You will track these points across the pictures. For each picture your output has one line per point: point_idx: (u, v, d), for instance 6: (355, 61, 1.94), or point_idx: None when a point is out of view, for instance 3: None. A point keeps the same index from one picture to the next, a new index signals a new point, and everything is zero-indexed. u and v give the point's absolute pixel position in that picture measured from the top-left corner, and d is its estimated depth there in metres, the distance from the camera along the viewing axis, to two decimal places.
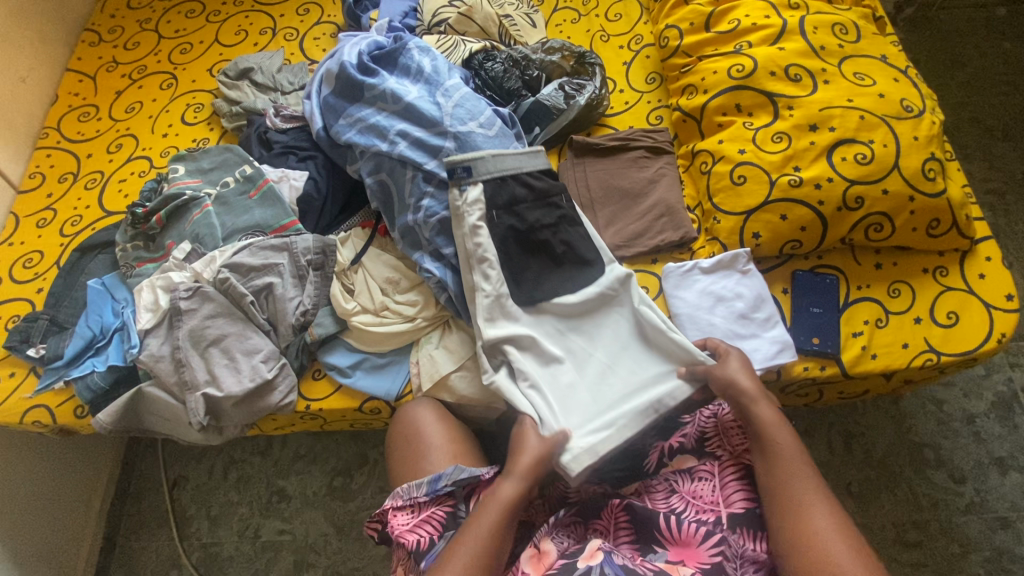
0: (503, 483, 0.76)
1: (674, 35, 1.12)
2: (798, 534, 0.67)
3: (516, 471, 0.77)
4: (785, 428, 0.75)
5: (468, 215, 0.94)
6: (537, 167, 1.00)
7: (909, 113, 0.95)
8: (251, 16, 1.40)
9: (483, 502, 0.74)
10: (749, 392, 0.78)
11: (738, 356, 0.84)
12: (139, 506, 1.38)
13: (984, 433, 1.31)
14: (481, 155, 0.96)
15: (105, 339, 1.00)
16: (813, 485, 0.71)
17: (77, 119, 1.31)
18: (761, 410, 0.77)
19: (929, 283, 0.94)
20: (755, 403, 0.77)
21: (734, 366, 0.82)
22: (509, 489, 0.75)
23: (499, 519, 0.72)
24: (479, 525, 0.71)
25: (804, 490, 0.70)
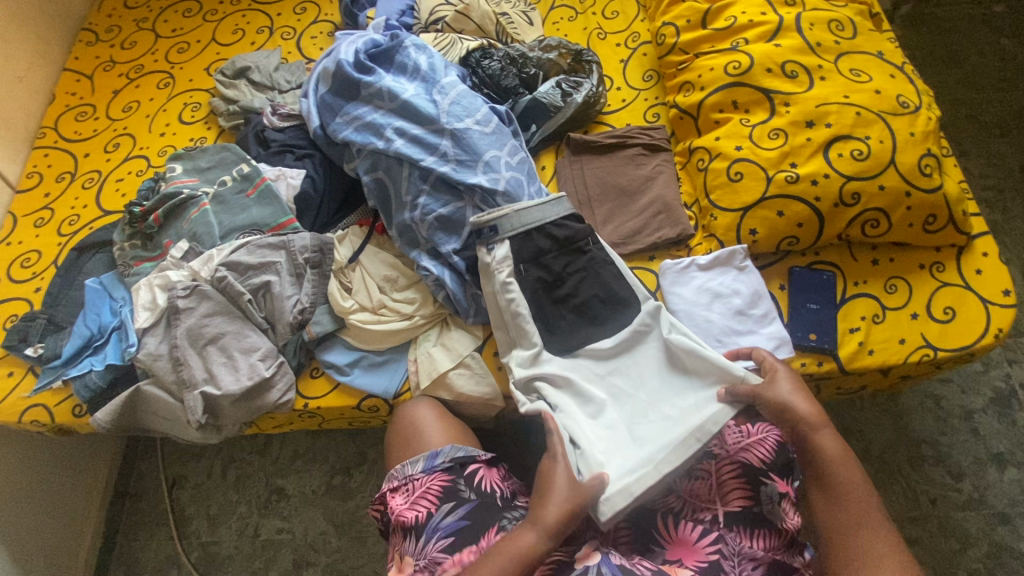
0: (524, 530, 0.70)
1: (671, 32, 1.12)
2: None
3: (537, 520, 0.70)
4: (847, 461, 0.72)
5: (498, 272, 0.94)
6: (561, 214, 0.98)
7: (905, 109, 0.96)
8: (248, 15, 1.40)
9: (501, 543, 0.70)
10: (810, 421, 0.74)
11: (790, 375, 0.78)
12: (139, 506, 1.39)
13: (983, 429, 1.31)
14: (506, 211, 0.95)
15: (102, 338, 1.00)
16: (877, 523, 0.68)
17: (75, 119, 1.31)
18: (823, 440, 0.73)
19: (926, 279, 0.94)
20: (818, 433, 0.73)
21: (784, 389, 0.77)
22: (529, 539, 0.69)
23: (511, 570, 0.67)
24: (486, 574, 0.67)
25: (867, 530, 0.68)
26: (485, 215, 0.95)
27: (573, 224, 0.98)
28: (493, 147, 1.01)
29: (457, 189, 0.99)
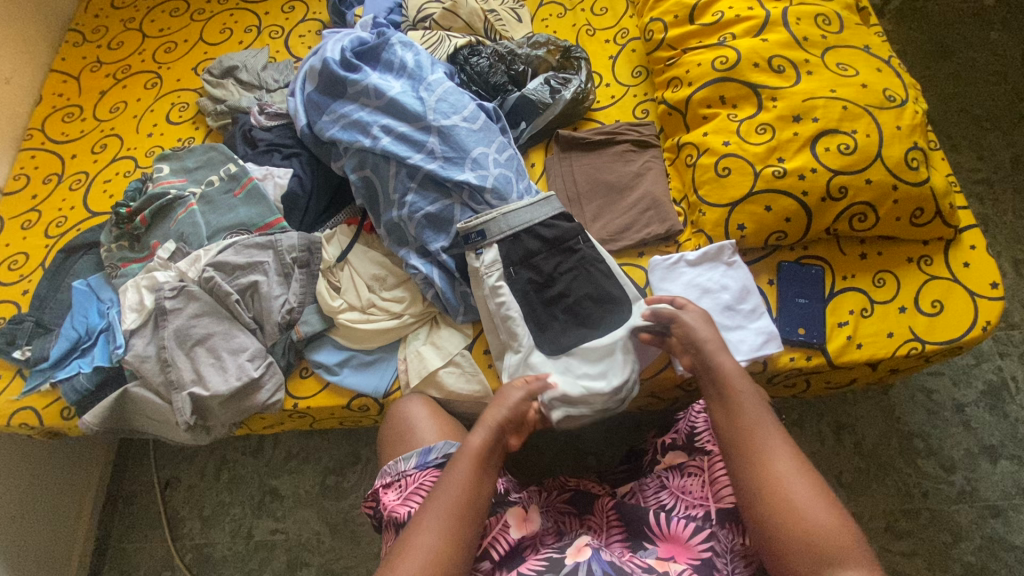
0: (471, 434, 0.75)
1: (659, 28, 1.12)
2: (763, 477, 0.66)
3: (482, 420, 0.76)
4: (743, 376, 0.76)
5: (488, 276, 0.95)
6: (549, 215, 0.98)
7: (892, 103, 0.96)
8: (236, 14, 1.39)
9: (455, 457, 0.73)
10: (710, 344, 0.80)
11: (695, 310, 0.85)
12: (132, 509, 1.38)
13: (975, 422, 1.31)
14: (493, 215, 0.96)
15: (90, 340, 1.00)
16: (773, 426, 0.71)
17: (62, 120, 1.30)
18: (723, 359, 0.78)
19: (914, 273, 0.94)
20: (718, 353, 0.78)
21: (694, 317, 0.84)
22: (478, 439, 0.74)
23: (472, 469, 0.71)
24: (455, 481, 0.70)
25: (767, 432, 0.69)
26: (472, 220, 0.95)
27: (562, 221, 0.98)
28: (480, 144, 1.00)
29: (445, 186, 0.98)
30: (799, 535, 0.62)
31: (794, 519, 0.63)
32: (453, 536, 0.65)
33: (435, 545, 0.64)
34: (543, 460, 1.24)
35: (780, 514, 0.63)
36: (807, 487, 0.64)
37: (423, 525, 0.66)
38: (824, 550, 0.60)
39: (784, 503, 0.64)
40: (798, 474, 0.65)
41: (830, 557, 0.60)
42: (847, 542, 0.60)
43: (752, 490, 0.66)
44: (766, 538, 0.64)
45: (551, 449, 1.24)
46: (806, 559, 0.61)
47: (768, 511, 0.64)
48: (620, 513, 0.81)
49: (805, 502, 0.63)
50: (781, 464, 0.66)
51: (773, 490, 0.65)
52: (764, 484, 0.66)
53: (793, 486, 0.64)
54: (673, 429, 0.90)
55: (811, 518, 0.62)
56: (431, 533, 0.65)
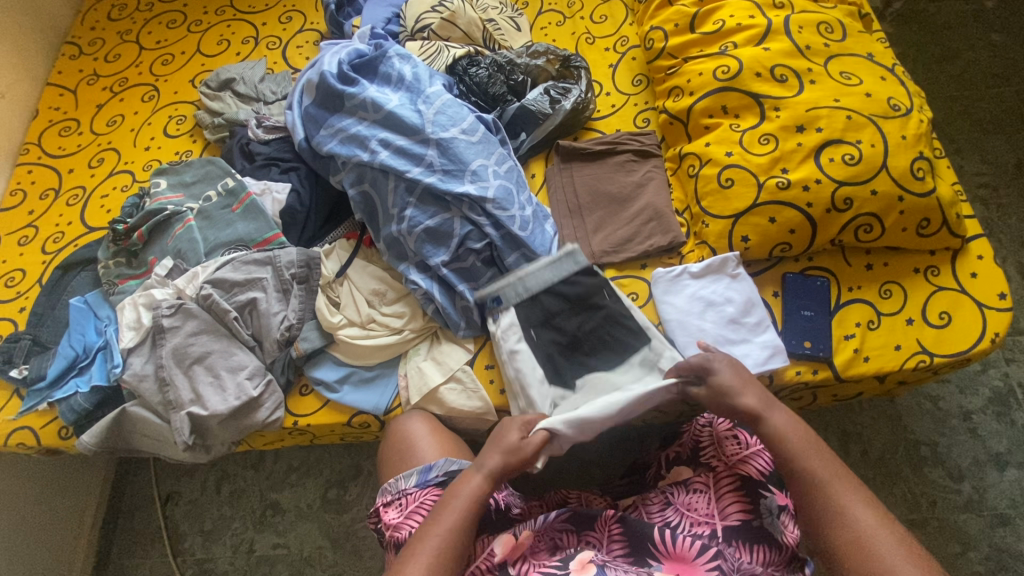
0: (472, 475, 0.75)
1: (659, 37, 1.11)
2: (846, 539, 0.66)
3: (487, 459, 0.76)
4: (802, 431, 0.74)
5: (504, 340, 0.93)
6: (564, 270, 0.97)
7: (897, 112, 0.94)
8: (233, 25, 1.39)
9: (450, 494, 0.73)
10: (760, 405, 0.76)
11: (729, 363, 0.80)
12: (132, 524, 1.37)
13: (982, 429, 1.30)
14: (508, 280, 0.96)
15: (88, 358, 0.98)
16: (850, 485, 0.69)
17: (58, 134, 1.29)
18: (778, 419, 0.75)
19: (921, 283, 0.93)
20: (771, 415, 0.75)
21: (729, 379, 0.79)
22: (478, 481, 0.74)
23: (467, 509, 0.72)
24: (446, 517, 0.71)
25: (843, 492, 0.68)
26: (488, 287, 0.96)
27: (580, 274, 0.97)
28: (480, 157, 0.99)
29: (444, 200, 0.97)
30: None
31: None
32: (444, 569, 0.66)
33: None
34: (546, 473, 1.22)
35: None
36: (890, 544, 0.64)
37: (415, 557, 0.67)
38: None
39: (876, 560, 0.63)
40: (882, 531, 0.65)
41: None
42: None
43: (837, 552, 0.66)
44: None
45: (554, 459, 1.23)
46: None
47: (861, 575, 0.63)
48: (624, 529, 0.79)
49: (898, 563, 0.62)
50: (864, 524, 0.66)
51: (859, 552, 0.64)
52: (851, 546, 0.65)
53: (879, 545, 0.64)
54: (678, 441, 0.92)
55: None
56: (421, 564, 0.66)
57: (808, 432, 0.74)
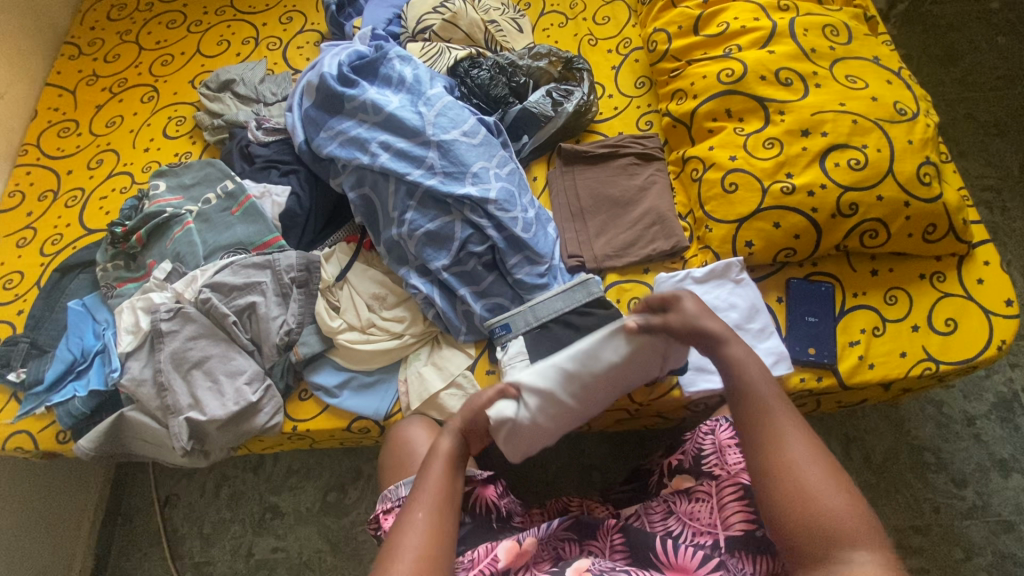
0: (441, 439, 0.74)
1: (662, 39, 1.10)
2: (775, 466, 0.61)
3: (450, 421, 0.75)
4: (755, 362, 0.69)
5: (511, 367, 0.92)
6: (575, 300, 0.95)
7: (903, 116, 0.93)
8: (233, 26, 1.38)
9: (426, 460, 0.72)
10: (718, 332, 0.70)
11: (692, 293, 0.73)
12: (130, 528, 1.36)
13: (986, 435, 1.29)
14: (519, 309, 0.95)
15: (86, 362, 0.98)
16: (793, 419, 0.64)
17: (57, 135, 1.28)
18: (733, 350, 0.69)
19: (927, 290, 0.92)
20: (728, 342, 0.69)
21: (692, 311, 0.71)
22: (448, 442, 0.73)
23: (445, 469, 0.71)
24: (430, 483, 0.69)
25: (783, 421, 0.64)
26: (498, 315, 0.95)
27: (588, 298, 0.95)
28: (481, 159, 0.98)
29: (445, 203, 0.96)
30: (821, 529, 0.57)
31: (813, 514, 0.57)
32: (439, 532, 0.64)
33: (425, 542, 0.63)
34: (546, 478, 1.22)
35: (795, 505, 0.58)
36: (820, 477, 0.59)
37: (409, 527, 0.65)
38: (842, 536, 0.56)
39: (805, 493, 0.58)
40: (816, 464, 0.60)
41: (847, 548, 0.55)
42: (867, 532, 0.56)
43: (766, 480, 0.61)
44: (783, 529, 0.59)
45: (555, 463, 1.23)
46: (820, 547, 0.56)
47: (785, 503, 0.59)
48: (625, 539, 0.80)
49: (828, 496, 0.58)
50: (798, 455, 0.61)
51: (788, 481, 0.60)
52: (780, 476, 0.60)
53: (811, 479, 0.59)
54: (680, 449, 0.91)
55: (832, 511, 0.57)
56: (416, 533, 0.64)
57: (762, 365, 0.69)
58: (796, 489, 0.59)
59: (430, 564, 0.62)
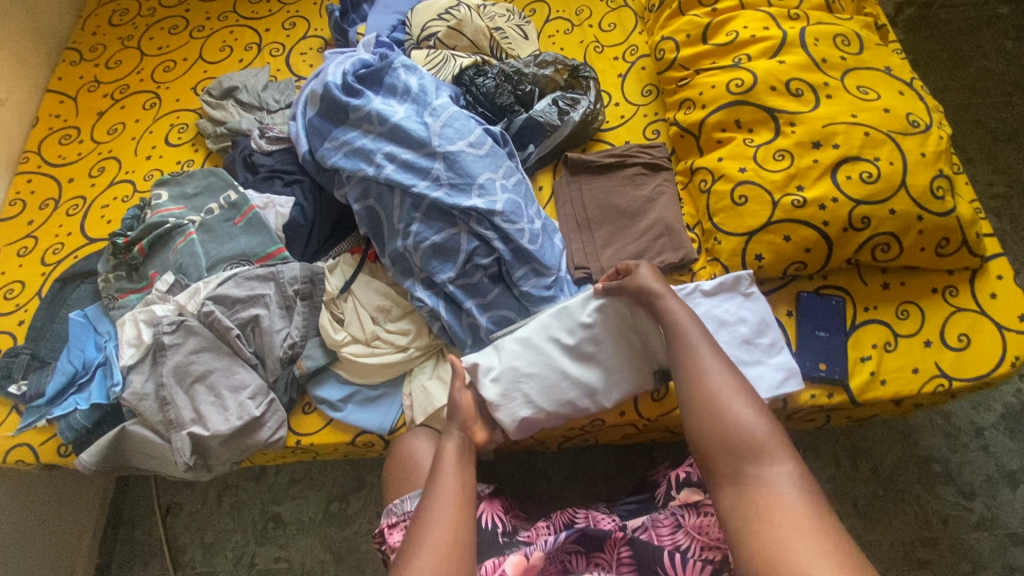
0: (447, 439, 0.80)
1: (670, 47, 1.09)
2: (696, 394, 0.71)
3: (452, 423, 0.82)
4: (690, 316, 0.80)
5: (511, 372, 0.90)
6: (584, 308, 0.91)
7: (916, 128, 0.92)
8: (235, 32, 1.36)
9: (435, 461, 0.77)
10: (660, 291, 0.83)
11: (648, 264, 0.87)
12: (131, 537, 1.35)
13: (994, 446, 1.28)
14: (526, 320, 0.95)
15: (87, 374, 0.97)
16: (716, 356, 0.74)
17: (58, 142, 1.27)
18: (670, 304, 0.81)
19: (939, 304, 0.91)
20: (667, 299, 0.81)
21: (642, 278, 0.85)
22: (454, 441, 0.79)
23: (455, 466, 0.76)
24: (442, 477, 0.74)
25: (706, 359, 0.74)
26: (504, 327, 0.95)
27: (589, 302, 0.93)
28: (487, 170, 0.97)
29: (450, 215, 0.95)
30: (730, 439, 0.66)
31: (725, 429, 0.67)
32: (457, 522, 0.68)
33: (445, 534, 0.67)
34: (551, 489, 1.20)
35: (712, 425, 0.68)
36: (734, 401, 0.69)
37: (428, 522, 0.68)
38: (750, 447, 0.65)
39: (718, 412, 0.68)
40: (732, 391, 0.70)
41: (754, 456, 0.64)
42: (774, 445, 0.65)
43: (689, 407, 0.71)
44: (702, 448, 0.68)
45: (560, 474, 1.22)
46: (731, 457, 0.65)
47: (703, 423, 0.69)
48: (633, 552, 0.78)
49: (740, 415, 0.67)
50: (718, 385, 0.71)
51: (706, 405, 0.70)
52: (700, 401, 0.70)
53: (725, 400, 0.69)
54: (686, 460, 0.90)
55: (741, 425, 0.67)
56: (436, 525, 0.68)
57: (696, 319, 0.79)
58: (712, 410, 0.69)
59: (455, 549, 0.65)
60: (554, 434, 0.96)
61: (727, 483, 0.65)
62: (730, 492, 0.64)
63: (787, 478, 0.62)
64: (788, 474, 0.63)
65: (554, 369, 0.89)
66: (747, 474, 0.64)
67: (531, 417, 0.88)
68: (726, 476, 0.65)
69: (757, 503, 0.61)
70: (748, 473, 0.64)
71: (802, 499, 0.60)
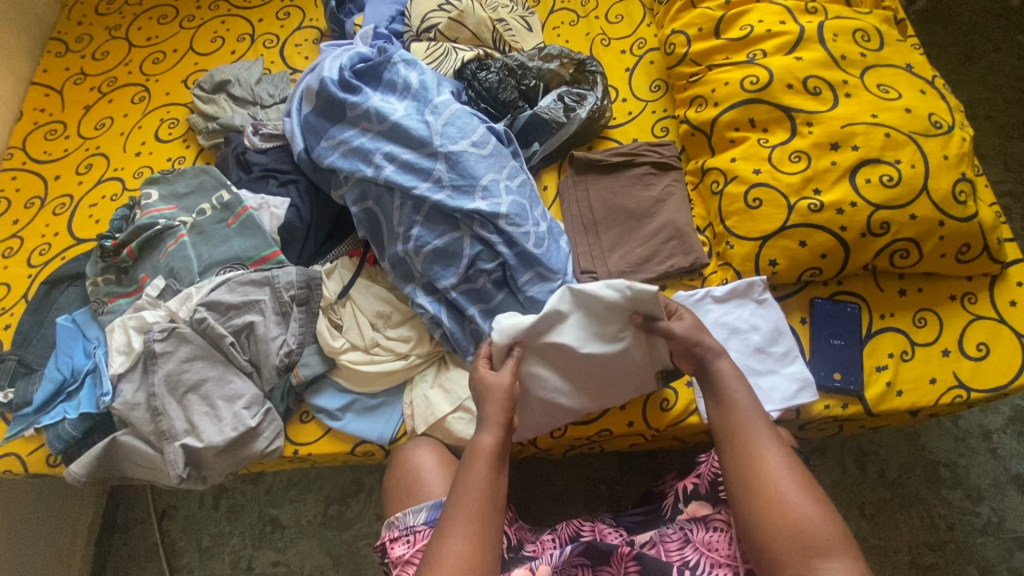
0: (482, 434, 0.70)
1: (681, 41, 1.04)
2: (753, 480, 0.66)
3: (490, 415, 0.72)
4: (741, 380, 0.73)
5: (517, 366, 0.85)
6: (597, 307, 0.83)
7: (938, 130, 0.88)
8: (227, 21, 1.31)
9: (466, 458, 0.69)
10: (711, 347, 0.75)
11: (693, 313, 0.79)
12: (126, 541, 1.32)
13: (1002, 450, 1.23)
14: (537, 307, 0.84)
15: (76, 382, 0.93)
16: (769, 431, 0.69)
17: (44, 137, 1.23)
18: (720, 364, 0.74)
19: (957, 312, 0.88)
20: (718, 358, 0.74)
21: (691, 326, 0.77)
22: (490, 439, 0.69)
23: (488, 470, 0.67)
24: (470, 481, 0.66)
25: (761, 437, 0.68)
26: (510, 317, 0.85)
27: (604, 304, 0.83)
28: (491, 171, 0.93)
29: (453, 218, 0.91)
30: (794, 532, 0.62)
31: (790, 521, 0.62)
32: (482, 540, 0.63)
33: (468, 548, 0.62)
34: (553, 492, 1.19)
35: (773, 516, 0.63)
36: (799, 489, 0.64)
37: (451, 531, 0.63)
38: (816, 544, 0.61)
39: (779, 499, 0.64)
40: (791, 477, 0.65)
41: (823, 552, 0.60)
42: (840, 541, 0.61)
43: (744, 492, 0.66)
44: (760, 540, 0.64)
45: (562, 477, 1.19)
46: (797, 552, 0.61)
47: (765, 512, 0.64)
48: (641, 565, 0.74)
49: (804, 506, 0.63)
50: (778, 470, 0.65)
51: (766, 492, 0.65)
52: (759, 488, 0.65)
53: (786, 487, 0.64)
54: (693, 471, 0.86)
55: (805, 518, 0.62)
56: (460, 537, 0.62)
57: (745, 382, 0.73)
58: (773, 497, 0.64)
59: (478, 572, 0.61)
60: (559, 444, 0.93)
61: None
62: None
63: None
64: (853, 573, 0.59)
65: (556, 368, 0.86)
66: (812, 572, 0.60)
67: (536, 411, 0.88)
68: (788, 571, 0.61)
69: None
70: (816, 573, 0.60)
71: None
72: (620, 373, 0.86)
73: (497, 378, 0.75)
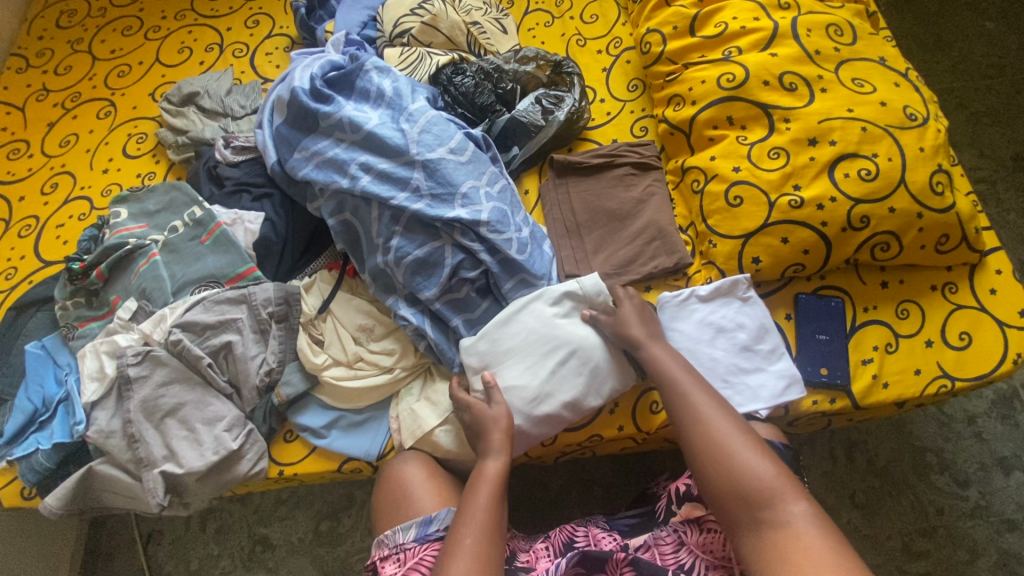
0: (488, 461, 0.77)
1: (657, 40, 1.04)
2: (700, 446, 0.70)
3: (493, 444, 0.78)
4: (678, 360, 0.80)
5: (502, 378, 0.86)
6: (563, 307, 0.88)
7: (913, 122, 0.89)
8: (194, 32, 1.28)
9: (472, 485, 0.74)
10: (638, 336, 0.82)
11: (633, 301, 0.86)
12: (111, 568, 1.28)
13: (986, 433, 1.25)
14: (514, 318, 0.87)
15: (48, 412, 0.90)
16: (711, 400, 0.74)
17: (7, 157, 1.18)
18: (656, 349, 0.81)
19: (939, 302, 0.89)
20: (651, 344, 0.81)
21: (628, 315, 0.84)
22: (495, 465, 0.76)
23: (492, 495, 0.73)
24: (478, 505, 0.71)
25: (704, 403, 0.73)
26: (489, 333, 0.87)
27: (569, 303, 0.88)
28: (470, 178, 0.91)
29: (433, 227, 0.89)
30: (740, 486, 0.65)
31: (735, 476, 0.66)
32: (488, 558, 0.66)
33: (475, 564, 0.65)
34: (546, 497, 1.18)
35: (720, 474, 0.67)
36: (741, 446, 0.68)
37: (456, 551, 0.66)
38: (762, 494, 0.63)
39: (722, 458, 0.67)
40: (734, 434, 0.69)
41: (771, 500, 0.63)
42: (786, 487, 0.63)
43: (695, 457, 0.70)
44: (713, 500, 0.67)
45: (555, 482, 1.19)
46: (745, 506, 0.64)
47: (711, 474, 0.67)
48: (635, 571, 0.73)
49: (748, 460, 0.66)
50: (723, 431, 0.70)
51: (711, 453, 0.68)
52: (705, 452, 0.69)
53: (727, 445, 0.68)
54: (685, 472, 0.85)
55: (749, 469, 0.65)
56: (466, 555, 0.65)
57: (684, 362, 0.79)
58: (717, 458, 0.68)
59: None
60: (550, 451, 0.92)
61: (744, 531, 0.63)
62: (750, 543, 0.62)
63: (813, 521, 0.60)
64: (804, 514, 0.61)
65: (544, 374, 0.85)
66: (763, 522, 0.62)
67: (523, 425, 0.84)
68: (742, 525, 0.63)
69: (778, 551, 0.59)
70: (766, 522, 0.62)
71: (823, 539, 0.58)
72: (591, 365, 0.85)
73: (493, 408, 0.82)
